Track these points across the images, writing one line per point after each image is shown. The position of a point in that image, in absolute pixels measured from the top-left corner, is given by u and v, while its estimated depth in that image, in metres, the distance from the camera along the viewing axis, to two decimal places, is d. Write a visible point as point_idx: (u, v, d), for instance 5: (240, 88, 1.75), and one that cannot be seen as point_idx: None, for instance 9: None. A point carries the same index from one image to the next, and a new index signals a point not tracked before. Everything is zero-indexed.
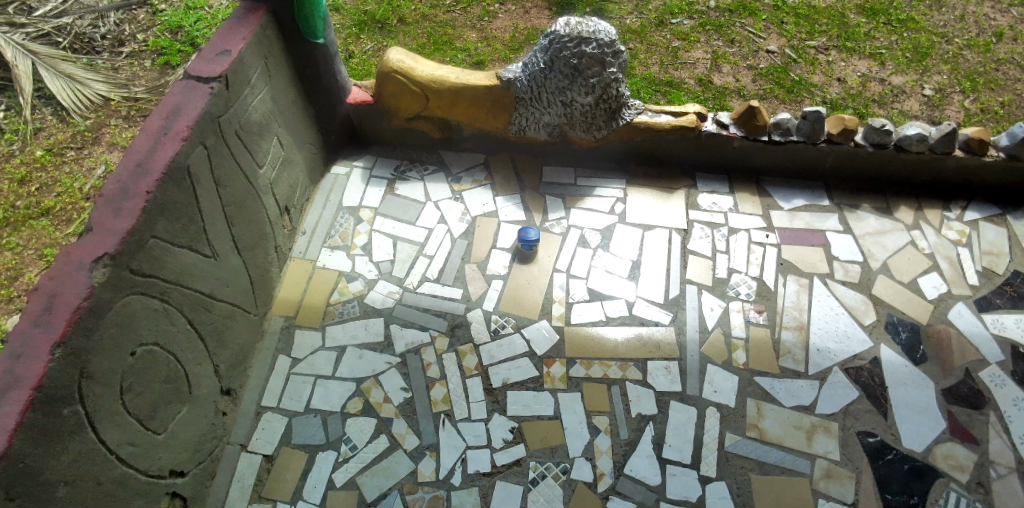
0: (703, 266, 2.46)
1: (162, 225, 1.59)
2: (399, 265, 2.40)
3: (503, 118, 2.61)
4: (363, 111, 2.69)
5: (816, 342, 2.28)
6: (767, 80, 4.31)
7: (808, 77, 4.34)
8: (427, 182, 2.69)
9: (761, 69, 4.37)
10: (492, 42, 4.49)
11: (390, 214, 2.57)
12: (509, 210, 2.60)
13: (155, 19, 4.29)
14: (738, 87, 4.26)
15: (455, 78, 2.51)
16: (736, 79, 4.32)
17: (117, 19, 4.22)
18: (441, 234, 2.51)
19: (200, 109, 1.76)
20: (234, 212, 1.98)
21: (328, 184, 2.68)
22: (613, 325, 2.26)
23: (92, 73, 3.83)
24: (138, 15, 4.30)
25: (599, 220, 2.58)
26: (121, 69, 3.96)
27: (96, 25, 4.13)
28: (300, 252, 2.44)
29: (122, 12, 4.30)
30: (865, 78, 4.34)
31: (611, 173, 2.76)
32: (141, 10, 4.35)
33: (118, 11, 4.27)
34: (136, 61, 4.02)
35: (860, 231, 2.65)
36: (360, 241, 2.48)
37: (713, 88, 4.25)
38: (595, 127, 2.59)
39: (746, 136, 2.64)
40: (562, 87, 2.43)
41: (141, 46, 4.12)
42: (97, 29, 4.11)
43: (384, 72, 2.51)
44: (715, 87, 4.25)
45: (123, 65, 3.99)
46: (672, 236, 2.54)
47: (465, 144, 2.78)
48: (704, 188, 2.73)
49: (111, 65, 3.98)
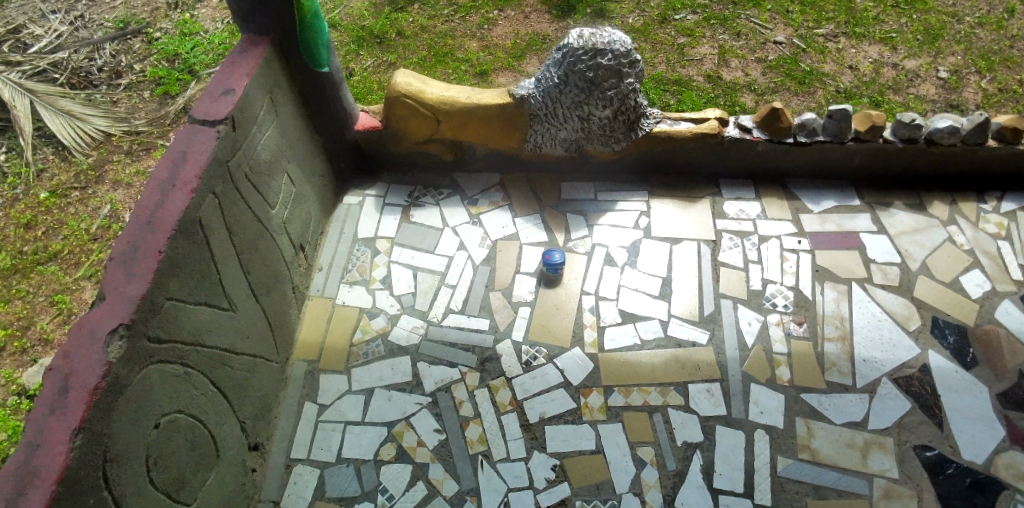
0: (736, 278, 2.35)
1: (176, 285, 1.52)
2: (421, 297, 2.33)
3: (518, 136, 2.52)
4: (371, 137, 2.59)
5: (861, 352, 2.15)
6: (777, 72, 4.19)
7: (819, 66, 4.22)
8: (442, 207, 2.60)
9: (771, 61, 4.26)
10: (494, 50, 4.39)
11: (407, 243, 2.50)
12: (530, 231, 2.51)
13: (150, 47, 4.20)
14: (749, 81, 4.15)
15: (465, 98, 2.41)
16: (746, 73, 4.21)
17: (112, 50, 4.15)
18: (462, 261, 2.43)
19: (207, 156, 1.67)
20: (249, 257, 1.91)
21: (341, 216, 2.60)
22: (649, 349, 2.16)
23: (91, 108, 3.76)
24: (133, 44, 4.22)
25: (624, 236, 2.49)
26: (120, 102, 3.89)
27: (92, 58, 4.06)
28: (318, 289, 2.37)
29: (117, 43, 4.22)
30: (877, 64, 4.23)
31: (631, 185, 2.66)
32: (136, 39, 4.27)
33: (113, 42, 4.20)
34: (134, 93, 3.95)
35: (895, 230, 2.52)
36: (379, 275, 2.41)
37: (723, 84, 4.14)
38: (613, 139, 2.49)
39: (770, 138, 2.54)
40: (578, 102, 2.33)
41: (138, 76, 4.04)
42: (93, 62, 4.04)
43: (392, 97, 2.42)
44: (725, 83, 4.14)
45: (121, 97, 3.91)
46: (701, 249, 2.44)
47: (478, 165, 2.69)
48: (730, 196, 2.63)
49: (109, 98, 3.90)
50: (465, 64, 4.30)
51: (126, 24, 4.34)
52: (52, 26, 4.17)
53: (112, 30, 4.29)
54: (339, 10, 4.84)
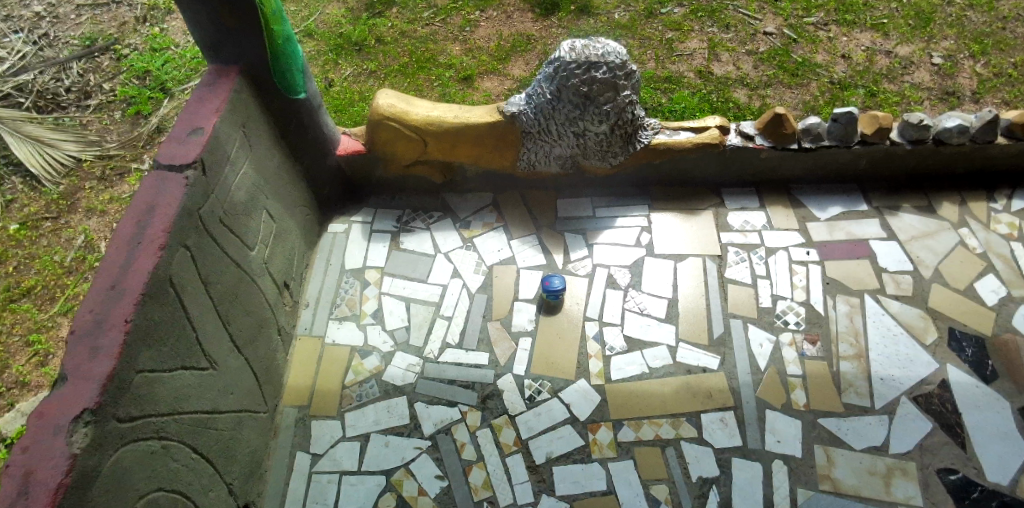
0: (744, 296, 2.26)
1: (148, 354, 1.41)
2: (415, 331, 2.21)
3: (511, 154, 2.39)
4: (355, 161, 2.46)
5: (878, 370, 2.07)
6: (770, 65, 4.08)
7: (811, 57, 4.11)
8: (434, 232, 2.48)
9: (762, 54, 4.15)
10: (477, 54, 4.24)
11: (398, 272, 2.37)
12: (526, 254, 2.39)
13: (120, 64, 4.01)
14: (740, 75, 4.04)
15: (453, 117, 2.28)
16: (737, 67, 4.09)
17: (81, 69, 3.96)
18: (457, 289, 2.31)
19: (177, 206, 1.55)
20: (228, 308, 1.79)
21: (327, 245, 2.47)
22: (657, 376, 2.06)
23: (60, 133, 3.57)
24: (102, 62, 4.03)
25: (625, 254, 2.37)
26: (90, 124, 3.70)
27: (59, 79, 3.86)
28: (306, 328, 2.25)
29: (85, 62, 4.02)
30: (870, 52, 4.12)
31: (631, 198, 2.55)
32: (104, 57, 4.07)
33: (81, 61, 4.01)
34: (105, 114, 3.76)
35: (905, 236, 2.44)
36: (369, 308, 2.28)
37: (714, 79, 4.02)
38: (611, 154, 2.37)
39: (773, 145, 2.44)
40: (573, 117, 2.21)
41: (108, 96, 3.84)
42: (61, 82, 3.85)
43: (376, 120, 2.28)
44: (718, 78, 4.02)
45: (91, 119, 3.73)
46: (707, 265, 2.34)
47: (471, 185, 2.57)
48: (733, 205, 2.53)
49: (78, 121, 3.71)
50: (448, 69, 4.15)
51: (94, 41, 4.14)
52: (16, 46, 3.96)
53: (80, 48, 4.09)
54: (314, 17, 4.66)
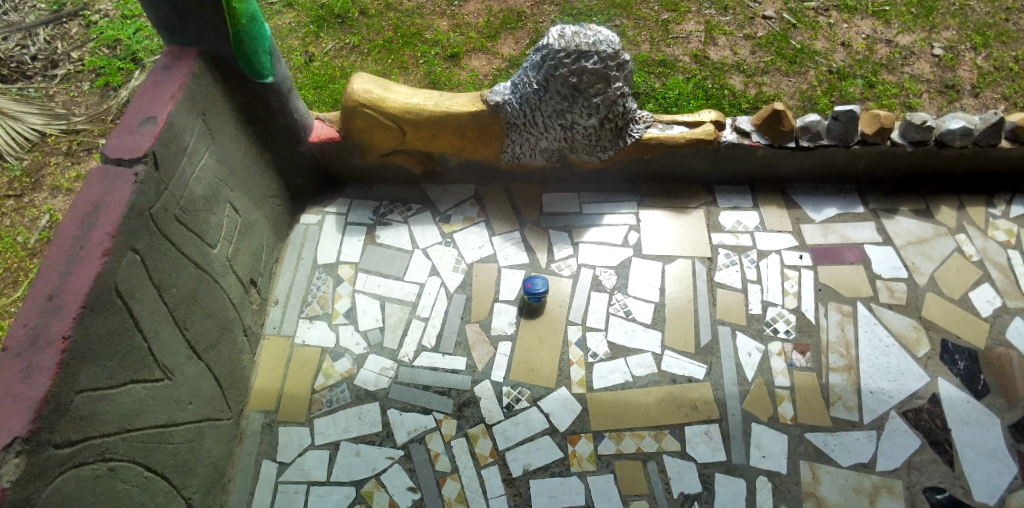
0: (734, 301, 2.18)
1: (91, 371, 1.29)
2: (389, 332, 2.10)
3: (495, 145, 2.25)
4: (329, 149, 2.30)
5: (867, 383, 2.03)
6: (768, 51, 3.94)
7: (811, 43, 3.97)
8: (412, 226, 2.35)
9: (760, 39, 4.00)
10: (464, 30, 4.03)
11: (373, 268, 2.25)
12: (509, 252, 2.28)
13: (88, 32, 3.71)
14: (737, 61, 3.89)
15: (434, 105, 2.13)
16: (734, 52, 3.94)
17: (47, 35, 3.67)
18: (435, 288, 2.19)
19: (125, 206, 1.41)
20: (185, 312, 1.67)
21: (299, 237, 2.33)
22: (641, 385, 1.99)
23: (24, 104, 3.25)
24: (70, 28, 3.73)
25: (611, 255, 2.27)
26: (56, 95, 3.40)
27: (24, 46, 3.57)
28: (275, 327, 2.13)
29: (52, 28, 3.73)
30: (870, 41, 3.99)
31: (620, 194, 2.43)
32: (73, 23, 3.77)
33: (48, 27, 3.72)
34: (72, 85, 3.45)
35: (901, 241, 2.38)
36: (341, 307, 2.16)
37: (710, 64, 3.87)
38: (600, 148, 2.25)
39: (771, 143, 2.33)
40: (560, 109, 2.07)
41: (77, 66, 3.52)
42: (26, 49, 3.56)
43: (350, 107, 2.13)
44: (715, 63, 3.87)
45: (57, 91, 3.42)
46: (696, 267, 2.25)
47: (452, 176, 2.44)
48: (725, 204, 2.43)
49: (43, 92, 3.40)
50: (434, 45, 3.94)
51: (62, 6, 3.85)
52: None
53: (46, 13, 3.80)
54: None
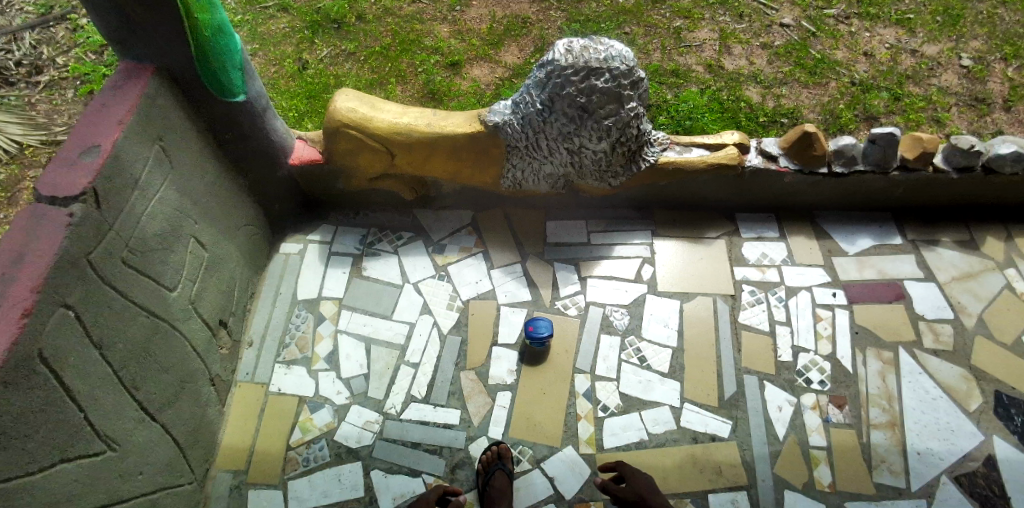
0: (761, 346, 1.95)
1: (5, 457, 1.07)
2: (375, 380, 1.88)
3: (493, 170, 2.03)
4: (311, 172, 2.09)
5: (914, 443, 1.80)
6: (786, 61, 3.71)
7: (832, 53, 3.75)
8: (403, 257, 2.13)
9: (777, 48, 3.77)
10: (465, 39, 3.83)
11: (358, 306, 2.03)
12: (509, 288, 2.05)
13: (76, 36, 3.41)
14: (754, 71, 3.66)
15: (426, 126, 1.92)
16: (751, 62, 3.72)
17: (33, 39, 3.38)
18: (427, 329, 1.97)
19: (54, 253, 1.19)
20: (135, 369, 1.45)
21: (278, 270, 2.12)
22: (657, 445, 1.76)
23: (3, 114, 2.93)
24: (56, 33, 3.41)
25: (623, 291, 2.04)
26: (38, 104, 3.11)
27: (8, 50, 3.31)
28: (248, 374, 1.92)
29: (39, 32, 3.43)
30: (894, 51, 3.75)
31: (632, 222, 2.20)
32: (59, 26, 3.45)
33: (34, 30, 3.42)
34: (55, 92, 3.17)
35: (945, 277, 2.14)
36: (322, 350, 1.95)
37: (725, 74, 3.64)
38: (610, 174, 2.02)
39: (800, 168, 2.10)
40: (567, 133, 1.85)
41: (64, 74, 3.22)
42: (10, 55, 3.29)
43: (333, 128, 1.92)
44: (731, 73, 3.64)
45: (39, 99, 3.14)
46: (718, 306, 2.02)
47: (447, 201, 2.22)
48: (749, 234, 2.19)
49: (25, 101, 3.12)
50: (433, 53, 3.74)
51: (50, 9, 3.54)
52: None
53: (34, 16, 3.50)
54: None
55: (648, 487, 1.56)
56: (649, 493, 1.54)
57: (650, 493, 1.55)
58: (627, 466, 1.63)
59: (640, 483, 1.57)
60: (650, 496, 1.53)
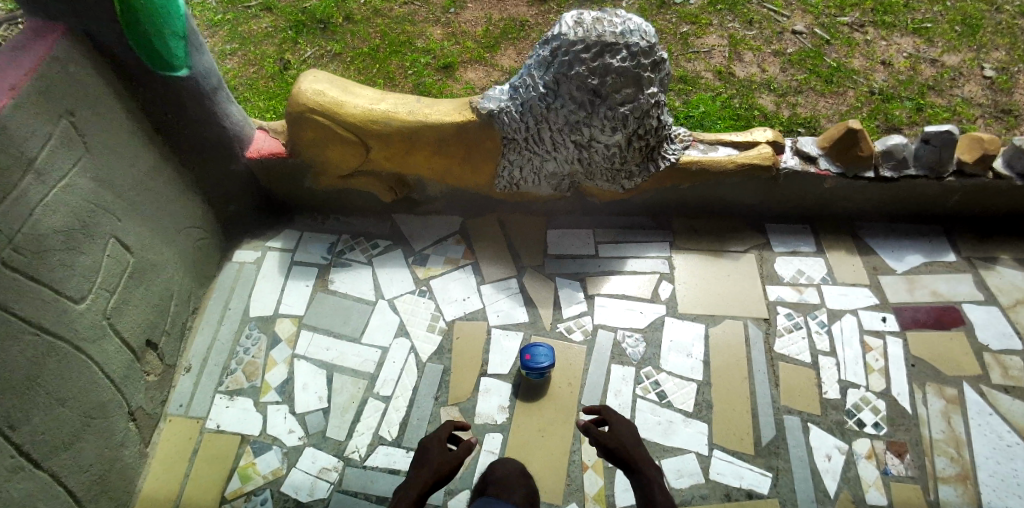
0: (802, 381, 1.63)
1: None
2: (336, 417, 1.55)
3: (486, 167, 1.72)
4: (273, 168, 1.76)
5: (992, 502, 1.48)
6: (800, 69, 3.21)
7: (848, 62, 3.25)
8: (377, 269, 1.81)
9: (790, 55, 3.27)
10: (456, 41, 3.43)
11: (321, 325, 1.70)
12: (502, 306, 1.73)
13: None
14: (767, 79, 3.18)
15: (407, 113, 1.61)
16: (763, 70, 3.22)
17: None
18: (402, 355, 1.64)
19: None
20: (12, 405, 1.11)
21: (228, 281, 1.79)
22: (681, 503, 1.42)
23: None
24: None
25: (637, 313, 1.72)
26: None
27: None
28: (181, 405, 1.59)
29: None
30: (910, 60, 3.22)
31: (647, 232, 1.89)
32: None
33: None
34: None
35: (1008, 300, 1.84)
36: (274, 378, 1.61)
37: (736, 82, 3.12)
38: (623, 174, 1.72)
39: (843, 172, 1.81)
40: (574, 122, 1.54)
41: None
42: None
43: (296, 113, 1.59)
44: (742, 82, 3.21)
45: None
46: (751, 332, 1.70)
47: (432, 205, 1.90)
48: (781, 248, 1.89)
49: None
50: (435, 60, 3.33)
51: None
52: None
53: None
54: None
55: (632, 436, 1.32)
56: (631, 441, 1.30)
57: (634, 441, 1.31)
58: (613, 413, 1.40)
59: (624, 432, 1.34)
60: (631, 444, 1.29)
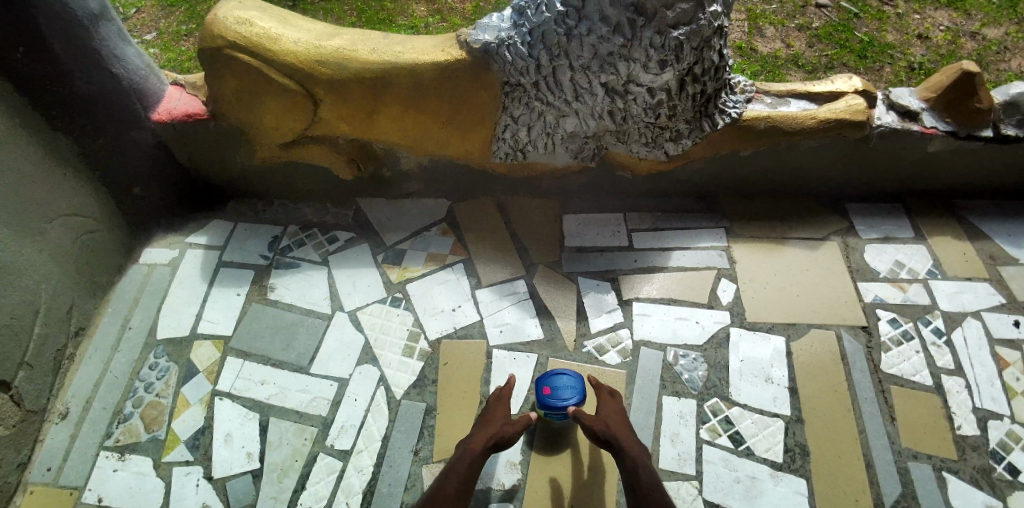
0: (926, 415, 1.17)
1: None
2: (271, 484, 1.07)
3: (482, 130, 1.25)
4: (193, 136, 1.29)
5: None
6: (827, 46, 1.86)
7: (880, 35, 1.92)
8: (336, 271, 1.34)
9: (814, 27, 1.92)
10: (461, 15, 2.01)
11: (255, 350, 1.22)
12: (508, 317, 1.27)
13: None
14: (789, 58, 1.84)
15: (369, 52, 1.13)
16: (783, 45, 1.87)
17: None
18: (368, 391, 1.17)
19: None
20: None
21: (131, 291, 1.32)
22: None
23: None
24: None
25: (689, 323, 1.26)
26: None
27: None
28: (47, 470, 1.10)
29: None
30: (951, 33, 1.94)
31: (692, 216, 1.44)
32: None
33: None
34: None
35: None
36: (185, 427, 1.13)
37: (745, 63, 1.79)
38: (667, 134, 1.27)
39: (956, 131, 1.36)
40: (606, 55, 1.07)
41: None
42: None
43: (212, 48, 1.10)
44: (760, 60, 1.84)
45: None
46: (849, 347, 1.24)
47: (410, 185, 1.44)
48: (871, 233, 1.44)
49: None
50: (458, 29, 1.94)
51: None
52: None
53: None
54: None
55: (621, 419, 1.02)
56: (620, 427, 1.00)
57: (624, 428, 1.00)
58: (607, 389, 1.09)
59: (612, 413, 1.03)
60: (620, 431, 0.99)
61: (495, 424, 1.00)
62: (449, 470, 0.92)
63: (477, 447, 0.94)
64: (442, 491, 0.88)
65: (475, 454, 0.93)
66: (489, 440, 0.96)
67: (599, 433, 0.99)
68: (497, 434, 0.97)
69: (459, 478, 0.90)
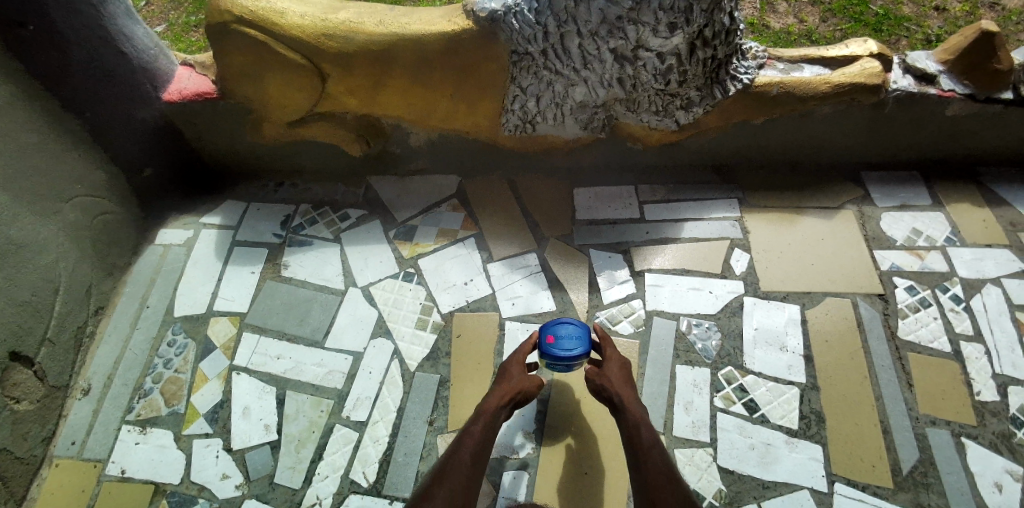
0: (945, 381, 1.15)
1: None
2: (289, 454, 1.09)
3: (490, 102, 1.24)
4: (204, 115, 1.30)
5: None
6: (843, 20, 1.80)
7: (896, 8, 1.85)
8: (348, 248, 1.35)
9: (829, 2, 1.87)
10: None
11: (270, 326, 1.24)
12: (519, 290, 1.27)
13: None
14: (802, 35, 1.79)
15: (375, 24, 1.12)
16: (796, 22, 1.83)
17: None
18: (382, 363, 1.18)
19: None
20: None
21: (147, 272, 1.33)
22: None
23: None
24: None
25: (702, 293, 1.25)
26: None
27: None
28: (71, 444, 1.12)
29: None
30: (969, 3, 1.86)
31: (704, 188, 1.42)
32: None
33: None
34: None
35: None
36: (203, 401, 1.15)
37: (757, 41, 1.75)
38: (677, 102, 1.26)
39: (975, 94, 1.32)
40: (615, 20, 1.05)
41: None
42: None
43: (219, 23, 1.10)
44: (772, 35, 1.80)
45: None
46: (865, 314, 1.23)
47: (420, 163, 1.44)
48: (888, 201, 1.41)
49: None
50: None
51: None
52: None
53: None
54: None
55: (624, 377, 1.02)
56: (622, 385, 1.00)
57: (627, 388, 1.00)
58: (611, 344, 1.10)
59: (616, 370, 1.03)
60: (623, 390, 0.99)
61: (509, 383, 1.00)
62: (465, 434, 0.87)
63: (492, 408, 0.93)
64: (458, 456, 0.82)
65: (489, 417, 0.91)
66: (505, 400, 0.97)
67: (597, 385, 1.02)
68: (515, 392, 0.99)
69: (473, 443, 0.85)
